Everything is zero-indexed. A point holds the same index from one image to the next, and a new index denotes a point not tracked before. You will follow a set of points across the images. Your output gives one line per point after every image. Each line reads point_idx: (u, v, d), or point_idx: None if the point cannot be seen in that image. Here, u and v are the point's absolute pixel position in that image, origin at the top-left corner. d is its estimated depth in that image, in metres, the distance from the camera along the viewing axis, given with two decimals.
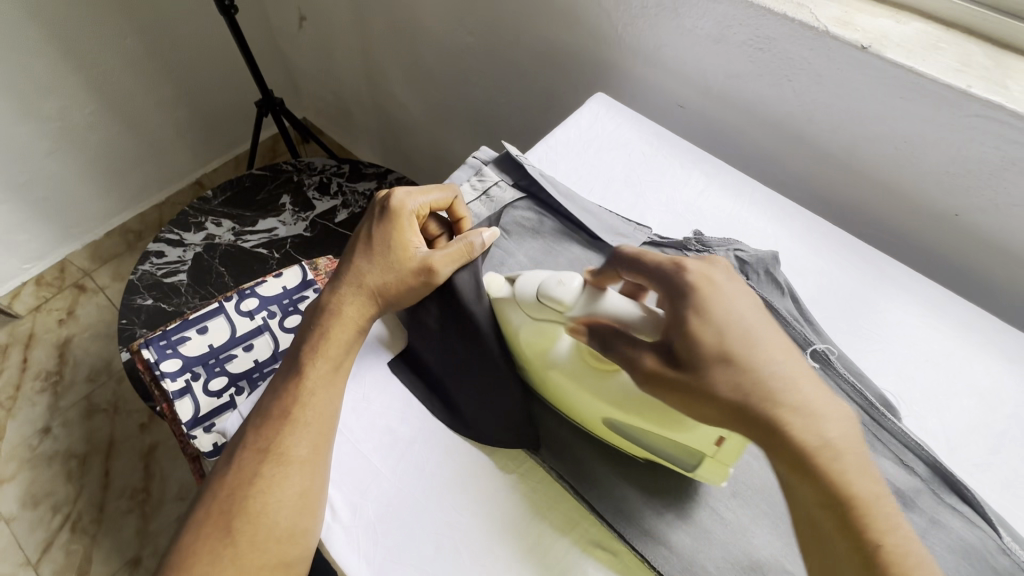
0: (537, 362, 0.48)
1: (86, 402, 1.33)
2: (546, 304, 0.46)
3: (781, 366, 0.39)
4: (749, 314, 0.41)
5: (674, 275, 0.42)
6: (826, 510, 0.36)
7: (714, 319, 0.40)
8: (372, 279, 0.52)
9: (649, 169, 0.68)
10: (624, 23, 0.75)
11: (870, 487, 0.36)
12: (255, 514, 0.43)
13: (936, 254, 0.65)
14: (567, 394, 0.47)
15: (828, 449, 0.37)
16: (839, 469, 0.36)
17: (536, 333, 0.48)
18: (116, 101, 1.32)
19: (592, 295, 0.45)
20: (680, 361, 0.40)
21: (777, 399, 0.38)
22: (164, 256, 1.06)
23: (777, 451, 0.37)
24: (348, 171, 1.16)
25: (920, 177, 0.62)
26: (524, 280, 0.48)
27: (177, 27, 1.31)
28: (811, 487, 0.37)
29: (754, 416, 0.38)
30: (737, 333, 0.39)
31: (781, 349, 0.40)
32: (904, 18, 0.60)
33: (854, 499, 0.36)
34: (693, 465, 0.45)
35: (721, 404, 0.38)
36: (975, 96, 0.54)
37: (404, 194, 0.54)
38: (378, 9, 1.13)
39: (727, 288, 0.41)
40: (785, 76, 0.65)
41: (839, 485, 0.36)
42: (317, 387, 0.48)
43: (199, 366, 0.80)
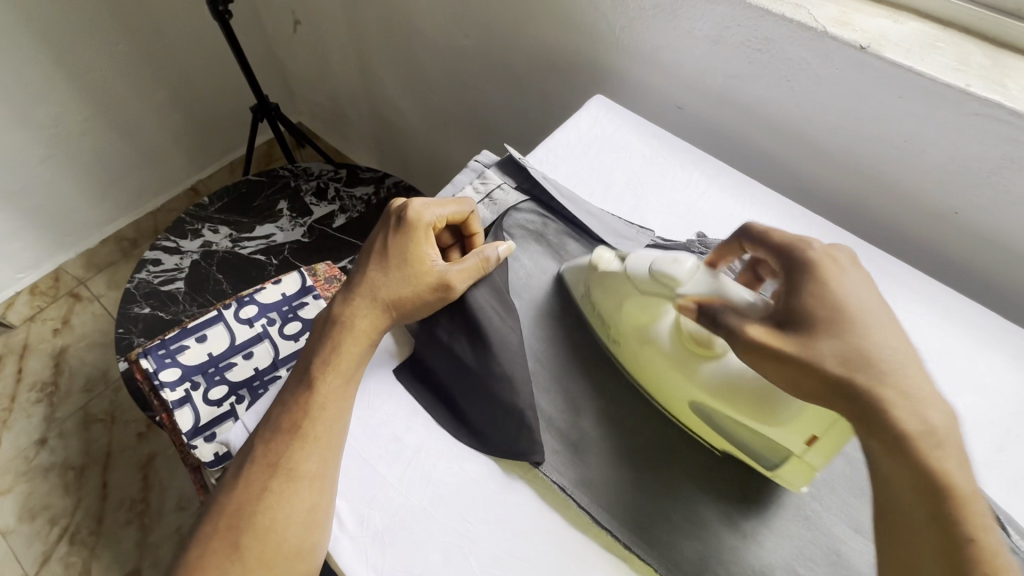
0: (634, 335, 0.51)
1: (82, 412, 1.31)
2: (657, 278, 0.49)
3: (891, 352, 0.39)
4: (865, 300, 0.41)
5: (796, 253, 0.43)
6: (922, 497, 0.36)
7: (832, 298, 0.41)
8: (386, 291, 0.51)
9: (649, 171, 0.68)
10: (621, 25, 0.75)
11: (968, 479, 0.37)
12: (263, 530, 0.43)
13: (937, 252, 0.65)
14: (656, 372, 0.49)
15: (931, 436, 0.37)
16: (938, 456, 0.37)
17: (640, 307, 0.51)
18: (110, 108, 1.30)
19: (711, 275, 0.47)
20: (791, 333, 0.40)
21: (883, 376, 0.38)
22: (161, 264, 1.05)
23: (877, 431, 0.38)
24: (346, 176, 1.15)
25: (920, 176, 0.62)
26: (637, 258, 0.51)
27: (170, 32, 1.30)
28: (903, 468, 0.37)
29: (859, 394, 0.38)
30: (845, 313, 0.40)
31: (891, 336, 0.40)
32: (902, 18, 0.61)
33: (950, 488, 0.36)
34: (775, 463, 0.45)
35: (827, 379, 0.39)
36: (974, 95, 0.54)
37: (421, 205, 0.54)
38: (373, 14, 1.13)
39: (851, 270, 0.42)
40: (784, 76, 0.65)
41: (935, 470, 0.36)
42: (327, 401, 0.48)
43: (198, 375, 0.80)
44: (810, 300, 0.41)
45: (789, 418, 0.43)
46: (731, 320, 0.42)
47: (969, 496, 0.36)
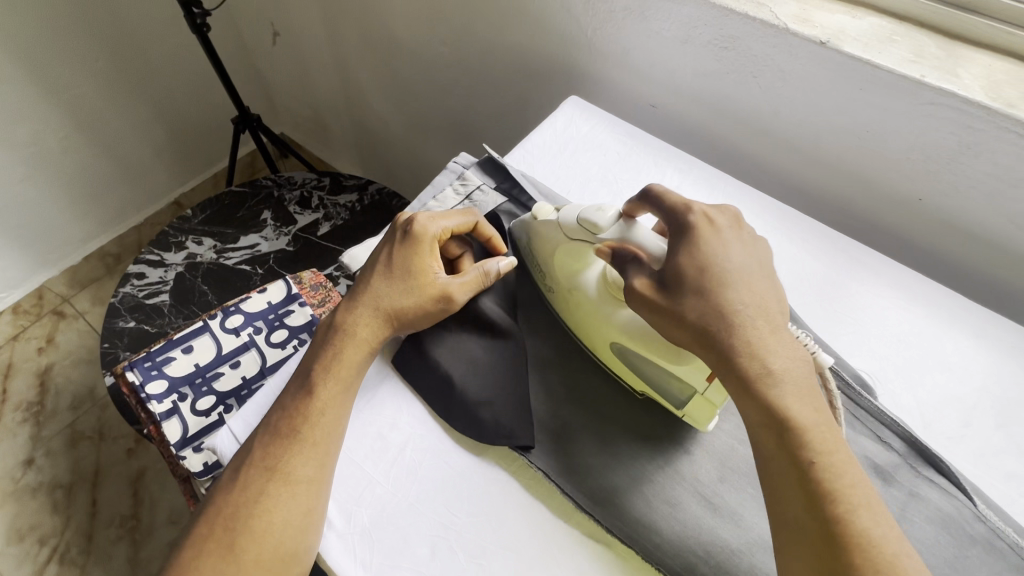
0: (564, 280, 0.54)
1: (70, 430, 1.30)
2: (582, 227, 0.51)
3: (746, 303, 0.44)
4: (735, 258, 0.46)
5: (680, 216, 0.48)
6: (768, 429, 0.41)
7: (702, 256, 0.45)
8: (389, 301, 0.52)
9: (624, 168, 0.70)
10: (593, 28, 0.77)
11: (809, 413, 0.41)
12: (258, 533, 0.43)
13: (903, 238, 0.68)
14: (581, 314, 0.53)
15: (772, 376, 0.42)
16: (778, 392, 0.41)
17: (569, 254, 0.54)
18: (90, 124, 1.30)
19: (626, 224, 0.50)
20: (663, 286, 0.45)
21: (737, 326, 0.43)
22: (145, 277, 1.05)
23: (727, 372, 0.43)
24: (329, 184, 1.16)
25: (884, 164, 0.64)
26: (569, 207, 0.53)
27: (149, 47, 1.30)
28: (756, 409, 0.41)
29: (715, 339, 0.43)
30: (711, 271, 0.45)
31: (756, 290, 0.45)
32: (860, 13, 0.63)
33: (788, 419, 0.40)
34: (682, 400, 0.49)
35: (688, 327, 0.44)
36: (930, 85, 0.56)
37: (427, 218, 0.55)
38: (351, 23, 1.14)
39: (725, 233, 0.47)
40: (751, 73, 0.67)
41: (777, 404, 0.41)
42: (327, 407, 0.48)
43: (186, 387, 0.79)
44: (683, 259, 0.45)
45: (689, 356, 0.46)
46: (631, 269, 0.48)
47: (816, 430, 0.40)
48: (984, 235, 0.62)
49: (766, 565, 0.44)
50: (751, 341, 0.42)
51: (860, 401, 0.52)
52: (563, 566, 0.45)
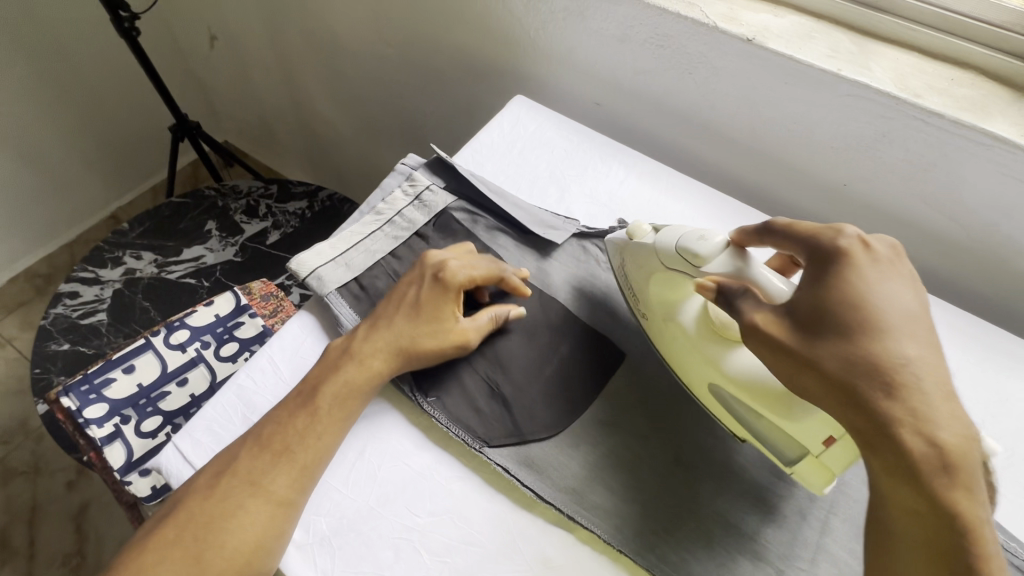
0: (661, 311, 0.52)
1: (0, 467, 1.21)
2: (682, 256, 0.49)
3: (915, 356, 0.36)
4: (899, 301, 0.38)
5: (828, 247, 0.42)
6: (918, 514, 0.34)
7: (853, 293, 0.38)
8: (408, 336, 0.51)
9: (572, 164, 0.71)
10: (535, 28, 0.78)
11: (977, 505, 0.34)
12: (224, 549, 0.42)
13: (832, 221, 0.72)
14: (677, 350, 0.51)
15: (941, 456, 0.34)
16: (946, 478, 0.34)
17: (667, 283, 0.51)
18: (10, 136, 1.22)
19: (735, 258, 0.47)
20: (797, 323, 0.39)
21: (903, 382, 0.35)
22: (78, 296, 0.98)
23: (870, 440, 0.35)
24: (277, 191, 1.13)
25: (810, 155, 0.69)
26: (668, 233, 0.51)
27: (74, 54, 1.23)
28: (908, 486, 0.34)
29: (864, 398, 0.35)
30: (870, 310, 0.37)
31: (925, 341, 0.37)
32: (782, 12, 0.67)
33: (949, 508, 0.33)
34: (793, 458, 0.45)
35: (827, 378, 0.37)
36: (846, 77, 0.60)
37: (457, 265, 0.54)
38: (293, 27, 1.12)
39: (884, 268, 0.40)
40: (686, 70, 0.70)
41: (940, 493, 0.33)
42: (324, 431, 0.47)
43: (128, 409, 0.75)
44: (832, 295, 0.39)
45: (806, 411, 0.42)
46: (743, 304, 0.42)
47: (976, 523, 0.33)
48: (902, 216, 0.67)
49: (721, 536, 0.47)
50: (927, 408, 0.34)
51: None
52: (528, 555, 0.46)
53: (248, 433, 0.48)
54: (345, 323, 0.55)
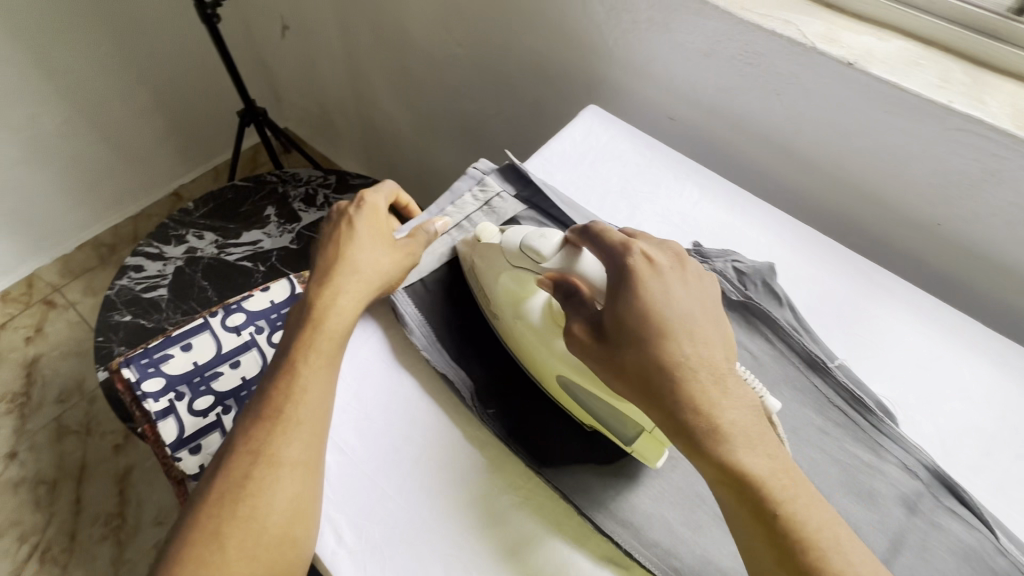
0: (507, 312, 0.51)
1: (56, 424, 1.27)
2: (525, 255, 0.49)
3: (692, 350, 0.41)
4: (679, 301, 0.42)
5: (620, 258, 0.44)
6: (729, 486, 0.39)
7: (643, 304, 0.42)
8: (366, 267, 0.52)
9: (644, 181, 0.69)
10: (615, 38, 0.76)
11: (762, 462, 0.39)
12: (239, 516, 0.41)
13: (920, 262, 0.68)
14: (524, 346, 0.51)
15: (719, 433, 0.39)
16: (729, 448, 0.39)
17: (515, 281, 0.51)
18: (89, 110, 1.28)
19: (570, 253, 0.46)
20: (605, 333, 0.43)
21: (687, 378, 0.40)
22: (143, 270, 1.02)
23: (678, 431, 0.40)
24: (335, 182, 1.14)
25: (903, 190, 0.64)
26: (511, 232, 0.51)
27: (154, 35, 1.29)
28: (709, 464, 0.39)
29: (662, 393, 0.40)
30: (655, 319, 0.41)
31: (699, 335, 0.42)
32: (887, 36, 0.62)
33: (743, 472, 0.39)
34: (630, 436, 0.46)
35: (633, 379, 0.41)
36: (957, 110, 0.56)
37: (369, 196, 0.57)
38: (364, 21, 1.13)
39: (666, 274, 0.43)
40: (774, 91, 0.67)
41: (728, 460, 0.39)
42: (310, 383, 0.46)
43: (183, 386, 0.76)
44: (624, 305, 0.42)
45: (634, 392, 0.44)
46: (572, 308, 0.45)
47: (771, 478, 0.39)
48: (1004, 263, 0.62)
49: None
50: (704, 396, 0.40)
51: (838, 388, 0.53)
52: None
53: (244, 416, 0.48)
54: (410, 323, 0.54)
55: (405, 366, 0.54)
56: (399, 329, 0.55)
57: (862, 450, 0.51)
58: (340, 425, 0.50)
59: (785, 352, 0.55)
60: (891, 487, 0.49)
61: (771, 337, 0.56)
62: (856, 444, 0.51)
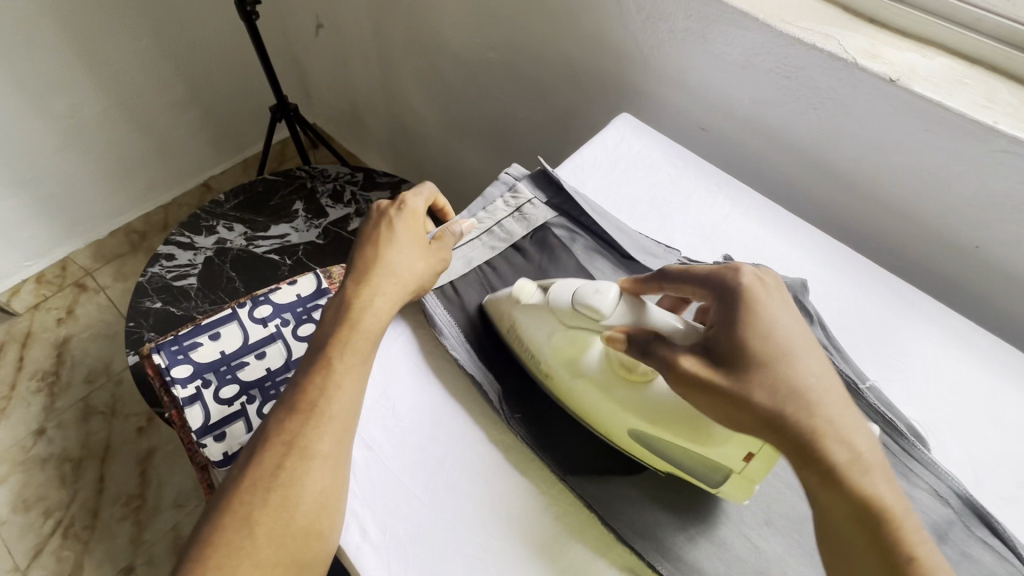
0: (568, 370, 0.50)
1: (83, 404, 1.30)
2: (580, 312, 0.48)
3: (817, 376, 0.41)
4: (792, 325, 0.42)
5: (726, 280, 0.44)
6: (858, 522, 0.38)
7: (761, 327, 0.41)
8: (403, 269, 0.53)
9: (675, 191, 0.69)
10: (649, 46, 0.76)
11: (893, 493, 0.38)
12: (270, 505, 0.42)
13: (955, 284, 0.66)
14: (595, 404, 0.49)
15: (856, 464, 0.39)
16: (865, 480, 0.38)
17: (569, 341, 0.50)
18: (127, 100, 1.31)
19: (631, 306, 0.47)
20: (721, 364, 0.41)
21: (815, 407, 0.39)
22: (174, 258, 1.05)
23: (810, 465, 0.39)
24: (362, 179, 1.16)
25: (941, 210, 0.63)
26: (560, 289, 0.50)
27: (193, 30, 1.32)
28: (843, 498, 0.38)
29: (790, 425, 0.39)
30: (779, 342, 0.41)
31: (816, 361, 0.41)
32: (930, 53, 0.61)
33: (879, 507, 0.38)
34: (718, 480, 0.45)
35: (759, 411, 0.40)
36: (1001, 132, 0.55)
37: (409, 199, 0.57)
38: (398, 21, 1.14)
39: (777, 297, 0.43)
40: (811, 104, 0.66)
41: (865, 493, 0.38)
42: (343, 379, 0.47)
43: (210, 373, 0.77)
44: (743, 329, 0.41)
45: (723, 436, 0.43)
46: (660, 352, 0.43)
47: (901, 511, 0.38)
48: None
49: None
50: (828, 424, 0.39)
51: (868, 410, 0.53)
52: None
53: (277, 407, 0.49)
54: (440, 326, 0.55)
55: (433, 366, 0.55)
56: (429, 330, 0.56)
57: (891, 474, 0.50)
58: (367, 421, 0.51)
59: None
60: (921, 513, 0.48)
61: None
62: None
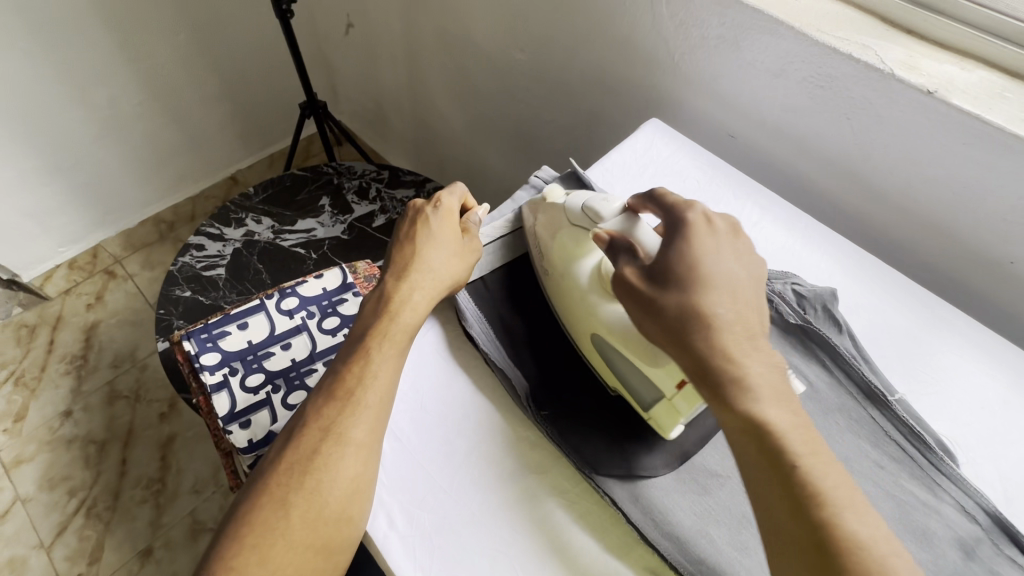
0: (559, 265, 0.55)
1: (108, 388, 1.34)
2: (586, 214, 0.54)
3: (730, 306, 0.42)
4: (725, 260, 0.44)
5: (677, 213, 0.47)
6: (746, 436, 0.40)
7: (692, 255, 0.44)
8: (438, 266, 0.54)
9: (703, 197, 0.69)
10: (682, 53, 0.76)
11: (784, 417, 0.40)
12: (306, 488, 0.43)
13: (987, 299, 0.66)
14: (568, 300, 0.54)
15: (745, 384, 0.40)
16: (753, 398, 0.40)
17: (571, 239, 0.55)
18: (163, 94, 1.35)
19: (628, 218, 0.51)
20: (647, 278, 0.45)
21: (720, 329, 0.41)
22: (204, 249, 1.07)
23: (704, 376, 0.41)
24: (388, 177, 1.17)
25: (975, 224, 0.62)
26: (576, 195, 0.56)
27: (228, 27, 1.35)
28: (730, 412, 0.40)
29: (690, 338, 0.42)
30: (702, 269, 0.43)
31: (740, 297, 0.43)
32: (969, 65, 0.61)
33: (765, 424, 0.39)
34: (650, 402, 0.49)
35: (665, 320, 0.43)
36: None
37: (444, 199, 0.59)
38: (429, 23, 1.16)
39: (720, 236, 0.45)
40: (845, 114, 0.66)
41: (753, 413, 0.40)
42: (379, 369, 0.48)
43: (237, 362, 0.78)
44: (674, 254, 0.44)
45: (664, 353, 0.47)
46: (622, 256, 0.48)
47: (791, 433, 0.39)
48: None
49: None
50: (733, 346, 0.41)
51: (896, 422, 0.52)
52: None
53: (313, 393, 0.50)
54: (470, 320, 0.56)
55: (459, 361, 0.55)
56: (456, 326, 0.57)
57: (918, 488, 0.49)
58: (396, 413, 0.52)
59: (843, 381, 0.54)
60: (948, 529, 0.47)
61: (829, 364, 0.55)
62: (912, 481, 0.50)
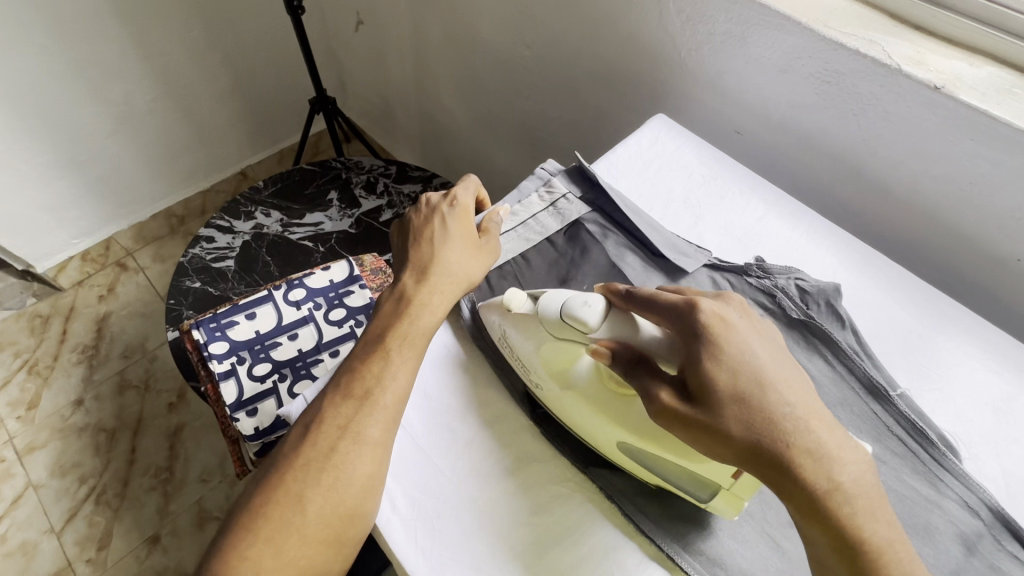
0: (556, 382, 0.50)
1: (119, 378, 1.36)
2: (567, 324, 0.47)
3: (791, 406, 0.40)
4: (758, 352, 0.41)
5: (689, 314, 0.42)
6: (842, 555, 0.37)
7: (732, 360, 0.40)
8: (453, 266, 0.55)
9: (708, 192, 0.69)
10: (688, 48, 0.76)
11: (883, 529, 0.38)
12: (323, 485, 0.44)
13: (994, 296, 0.65)
14: (579, 416, 0.49)
15: (839, 492, 0.38)
16: (848, 510, 0.38)
17: (556, 351, 0.50)
18: (175, 89, 1.37)
19: (617, 322, 0.46)
20: (693, 396, 0.41)
21: (793, 441, 0.39)
22: (214, 241, 1.09)
23: (789, 498, 0.38)
24: (395, 172, 1.18)
25: (982, 222, 0.62)
26: (548, 297, 0.49)
27: (240, 24, 1.37)
28: (825, 532, 0.38)
29: (766, 456, 0.39)
30: (747, 375, 0.40)
31: (794, 387, 0.41)
32: (977, 61, 0.60)
33: (865, 540, 0.37)
34: (707, 496, 0.44)
35: (732, 443, 0.39)
36: None
37: (459, 195, 0.60)
38: (438, 20, 1.17)
39: (739, 326, 0.42)
40: (852, 110, 0.66)
41: (852, 528, 0.37)
42: (397, 370, 0.49)
43: (245, 351, 0.79)
44: (712, 365, 0.40)
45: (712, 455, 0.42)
46: (650, 380, 0.43)
47: (891, 545, 0.37)
48: None
49: None
50: (806, 456, 0.38)
51: (897, 417, 0.52)
52: None
53: (327, 389, 0.51)
54: (468, 318, 0.57)
55: (462, 352, 0.56)
56: (460, 317, 0.58)
57: (920, 482, 0.49)
58: None
59: (844, 375, 0.55)
60: (950, 524, 0.47)
61: (831, 359, 0.55)
62: (913, 475, 0.50)
